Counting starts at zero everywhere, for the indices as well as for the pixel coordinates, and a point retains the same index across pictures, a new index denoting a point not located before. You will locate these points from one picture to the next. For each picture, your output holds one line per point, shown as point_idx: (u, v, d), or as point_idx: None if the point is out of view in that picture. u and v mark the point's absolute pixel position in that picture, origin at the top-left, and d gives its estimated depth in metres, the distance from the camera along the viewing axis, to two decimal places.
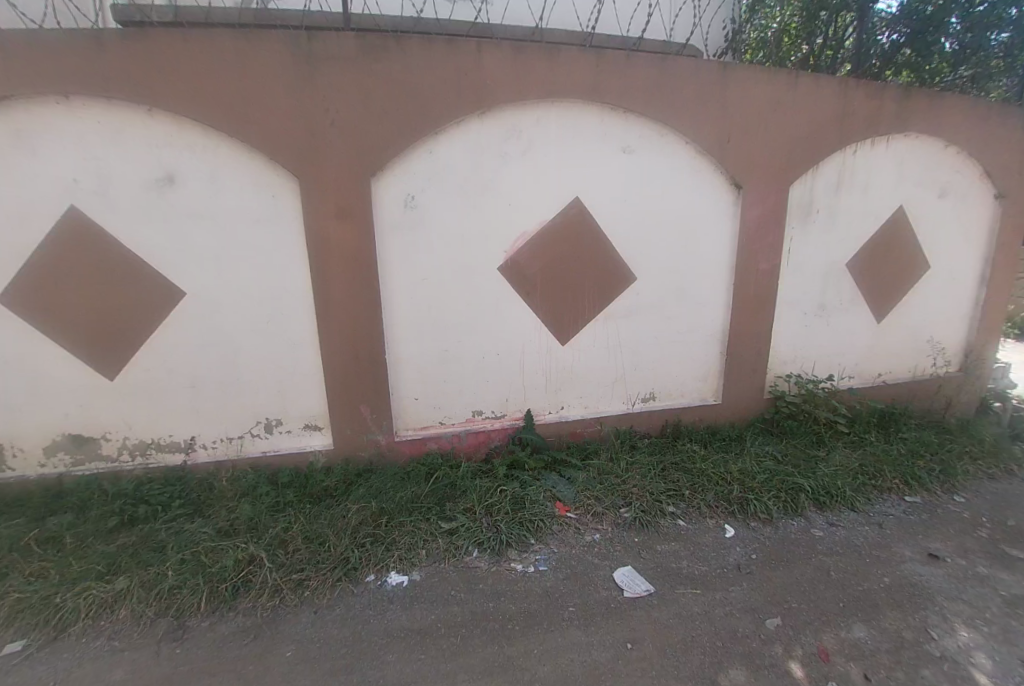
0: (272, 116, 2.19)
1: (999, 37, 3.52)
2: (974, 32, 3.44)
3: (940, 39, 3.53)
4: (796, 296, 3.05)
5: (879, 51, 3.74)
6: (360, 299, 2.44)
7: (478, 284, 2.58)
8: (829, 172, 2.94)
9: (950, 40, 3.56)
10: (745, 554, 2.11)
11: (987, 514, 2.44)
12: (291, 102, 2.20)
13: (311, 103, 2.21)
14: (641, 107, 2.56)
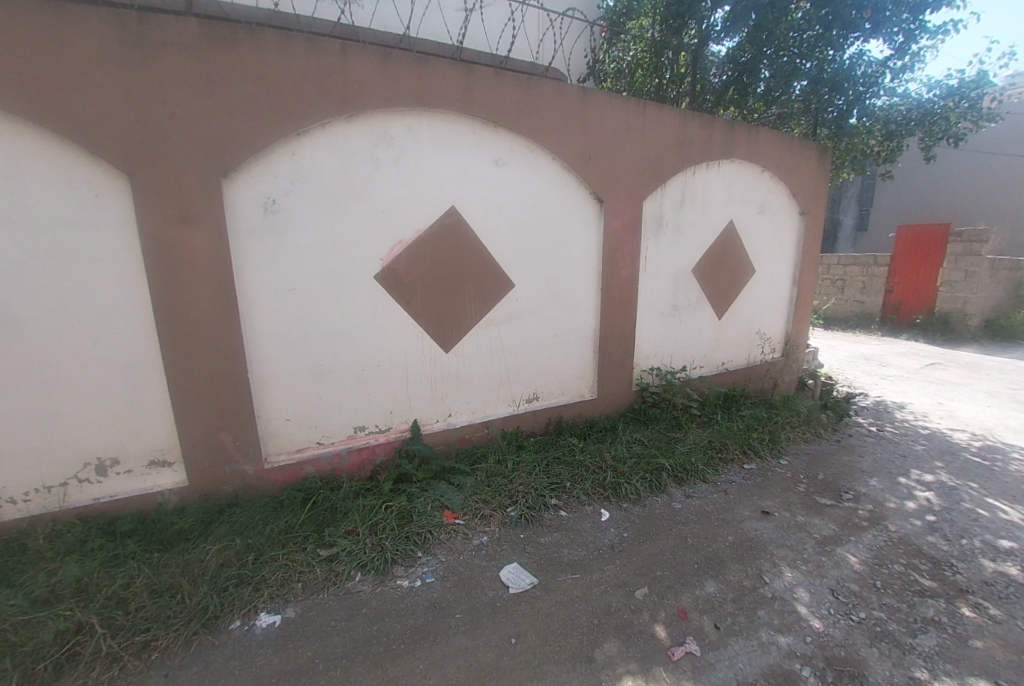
0: (92, 101, 1.88)
1: (799, 85, 4.31)
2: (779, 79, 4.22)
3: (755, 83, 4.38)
4: (653, 298, 3.43)
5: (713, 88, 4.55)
6: (214, 312, 2.19)
7: (353, 294, 2.48)
8: (674, 189, 3.37)
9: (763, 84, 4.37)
10: (618, 533, 2.29)
11: (803, 471, 2.97)
12: (117, 87, 1.91)
13: (144, 91, 1.95)
14: (510, 122, 2.70)
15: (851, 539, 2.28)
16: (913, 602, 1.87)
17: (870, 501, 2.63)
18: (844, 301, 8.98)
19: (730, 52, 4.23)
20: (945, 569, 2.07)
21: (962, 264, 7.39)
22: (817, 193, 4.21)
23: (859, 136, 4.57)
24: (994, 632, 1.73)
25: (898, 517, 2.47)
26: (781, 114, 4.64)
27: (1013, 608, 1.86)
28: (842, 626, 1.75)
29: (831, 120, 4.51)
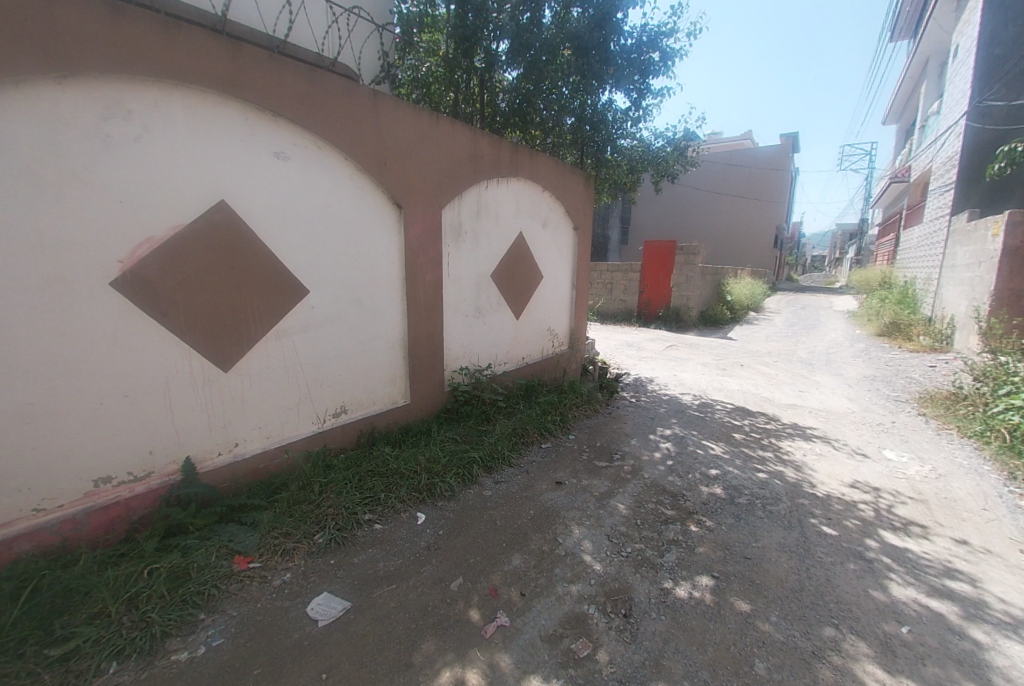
0: None
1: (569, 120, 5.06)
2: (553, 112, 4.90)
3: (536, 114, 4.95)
4: (457, 302, 3.61)
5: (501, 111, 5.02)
6: None
7: (79, 307, 1.90)
8: (470, 200, 3.60)
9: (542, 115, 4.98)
10: (434, 533, 2.35)
11: (586, 442, 3.54)
12: None
13: None
14: (291, 115, 2.47)
15: (620, 491, 2.83)
16: (661, 529, 2.43)
17: (632, 457, 3.31)
18: (613, 300, 10.97)
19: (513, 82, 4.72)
20: (679, 498, 2.75)
21: (683, 270, 9.83)
22: (585, 211, 5.05)
23: (613, 168, 5.71)
24: (708, 537, 2.38)
25: (650, 466, 3.17)
26: (557, 144, 5.35)
27: (717, 516, 2.59)
28: (616, 562, 2.16)
29: (594, 152, 5.44)
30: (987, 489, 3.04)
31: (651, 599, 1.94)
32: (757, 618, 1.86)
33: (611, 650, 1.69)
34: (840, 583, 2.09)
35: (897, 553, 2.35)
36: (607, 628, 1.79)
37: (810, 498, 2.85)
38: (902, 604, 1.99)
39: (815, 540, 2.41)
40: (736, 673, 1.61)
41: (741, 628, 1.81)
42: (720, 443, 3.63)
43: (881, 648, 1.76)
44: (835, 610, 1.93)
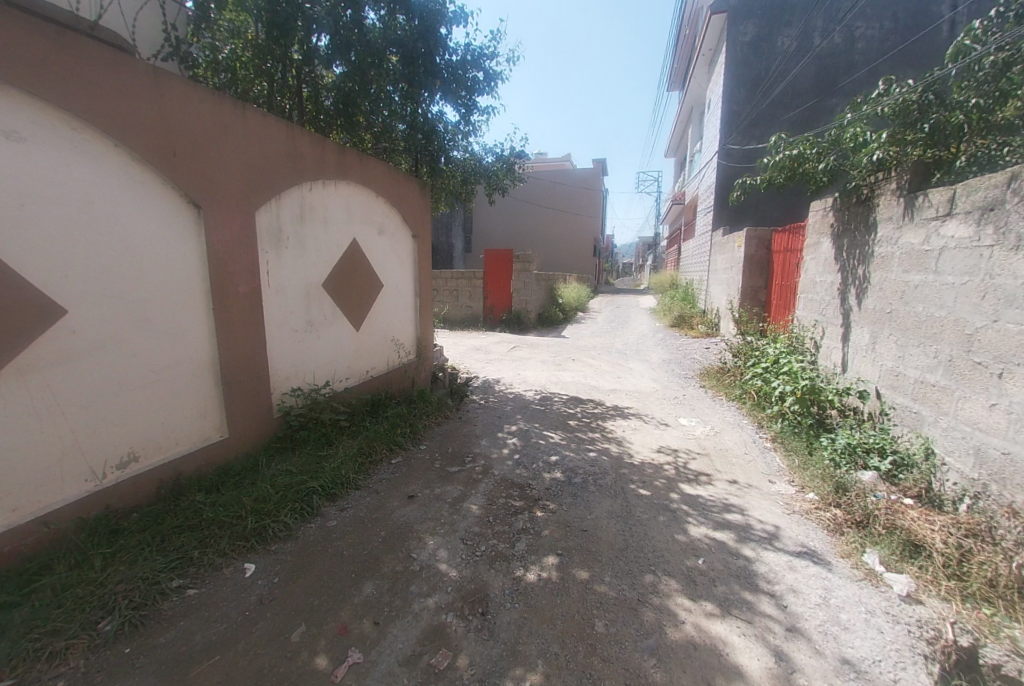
0: None
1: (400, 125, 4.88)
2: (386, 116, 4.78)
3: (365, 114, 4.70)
4: (283, 316, 3.22)
5: (325, 110, 4.66)
6: None
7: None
8: (291, 204, 3.25)
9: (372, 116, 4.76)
10: (267, 582, 2.05)
11: (437, 450, 3.52)
12: None
13: None
14: (24, 83, 1.88)
15: (473, 492, 2.88)
16: (511, 521, 2.56)
17: (482, 457, 3.41)
18: (459, 306, 11.16)
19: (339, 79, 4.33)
20: (526, 488, 2.93)
21: (521, 276, 10.56)
22: (423, 219, 5.03)
23: (448, 177, 5.82)
24: (552, 519, 2.59)
25: (499, 463, 3.31)
26: (389, 148, 5.18)
27: (559, 498, 2.83)
28: (471, 564, 2.19)
29: (427, 160, 5.42)
30: (746, 437, 3.99)
31: (505, 590, 2.02)
32: (595, 583, 2.09)
33: (471, 652, 1.71)
34: (656, 534, 2.49)
35: (692, 500, 2.91)
36: (465, 632, 1.80)
37: (631, 467, 3.34)
38: (698, 540, 2.46)
39: (636, 502, 2.82)
40: (581, 638, 1.78)
41: (583, 595, 2.01)
42: (559, 431, 3.99)
43: (686, 580, 2.14)
44: (652, 558, 2.28)
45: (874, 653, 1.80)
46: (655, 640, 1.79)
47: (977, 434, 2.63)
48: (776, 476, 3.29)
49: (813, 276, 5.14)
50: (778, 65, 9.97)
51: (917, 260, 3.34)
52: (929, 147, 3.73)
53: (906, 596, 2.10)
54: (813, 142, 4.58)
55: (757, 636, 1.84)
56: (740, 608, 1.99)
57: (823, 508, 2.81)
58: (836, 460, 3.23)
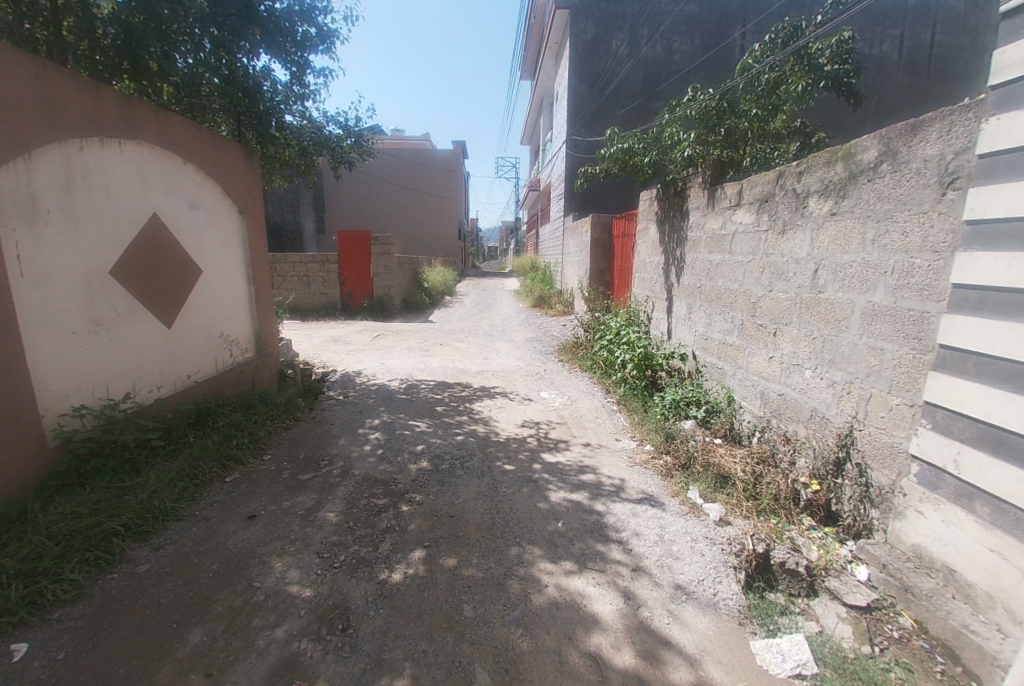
0: None
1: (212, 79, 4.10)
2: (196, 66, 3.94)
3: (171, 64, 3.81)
4: (51, 315, 2.47)
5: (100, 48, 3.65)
6: None
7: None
8: (49, 167, 2.47)
9: (182, 65, 3.90)
10: (47, 663, 1.58)
11: (286, 458, 3.13)
12: None
13: None
14: None
15: (329, 498, 2.63)
16: (374, 522, 2.40)
17: (341, 458, 3.14)
18: (311, 294, 10.10)
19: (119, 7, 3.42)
20: (391, 484, 2.78)
21: (380, 261, 10.00)
22: (252, 194, 4.33)
23: (283, 146, 5.11)
24: (418, 511, 2.50)
25: (361, 461, 3.08)
26: (200, 105, 4.30)
27: (425, 488, 2.75)
28: (328, 578, 1.99)
29: (254, 124, 4.68)
30: (597, 403, 4.41)
31: (368, 598, 1.88)
32: (463, 567, 2.08)
33: (330, 676, 1.55)
34: (520, 506, 2.59)
35: (552, 467, 3.10)
36: (323, 655, 1.63)
37: (496, 445, 3.42)
38: (557, 505, 2.62)
39: (501, 479, 2.89)
40: (450, 627, 1.75)
41: (451, 583, 1.98)
42: (425, 418, 3.89)
43: (548, 545, 2.27)
44: (517, 531, 2.36)
45: (698, 574, 2.13)
46: (521, 610, 1.85)
47: (761, 382, 3.29)
48: (621, 434, 3.71)
49: (644, 257, 5.85)
50: (612, 65, 10.96)
51: (717, 243, 4.00)
52: (725, 147, 4.45)
53: (719, 520, 2.54)
54: (640, 138, 5.05)
55: (609, 583, 2.04)
56: (594, 560, 2.17)
57: (658, 456, 3.26)
58: (666, 413, 3.77)
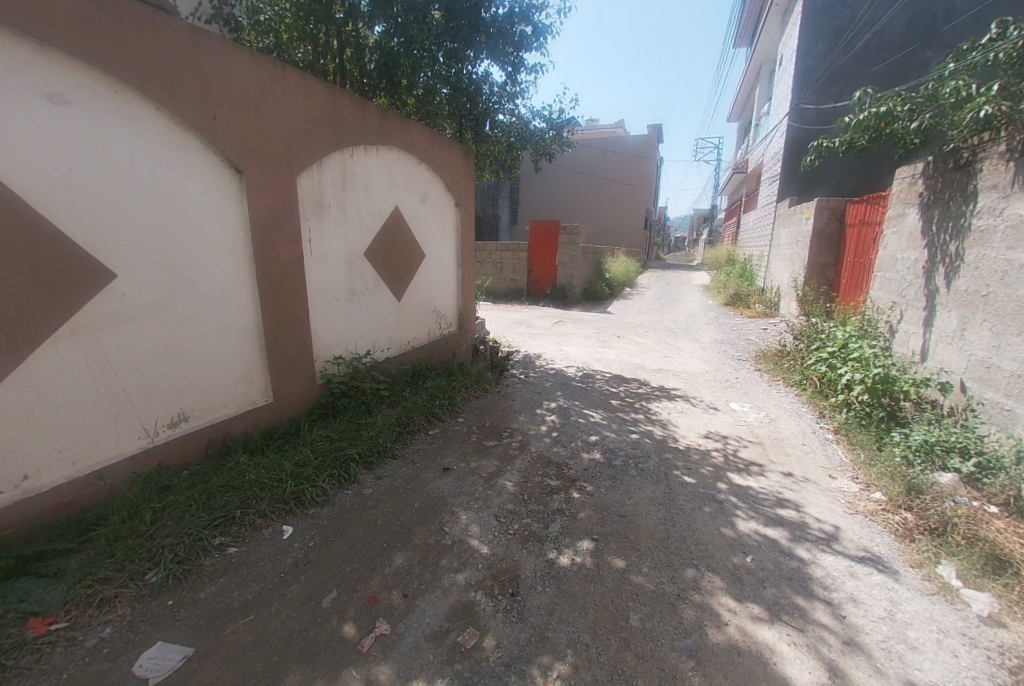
0: None
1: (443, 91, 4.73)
2: (430, 80, 4.59)
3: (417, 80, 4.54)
4: (325, 285, 3.22)
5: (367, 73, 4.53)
6: None
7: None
8: (332, 169, 3.19)
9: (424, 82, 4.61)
10: (303, 546, 2.10)
11: (475, 424, 3.49)
12: None
13: None
14: (67, 44, 1.87)
15: (508, 468, 2.83)
16: (546, 501, 2.49)
17: (520, 433, 3.35)
18: (502, 280, 11.03)
19: (383, 40, 4.20)
20: (563, 468, 2.84)
21: (566, 250, 10.24)
22: (467, 187, 4.87)
23: (493, 143, 5.61)
24: (589, 502, 2.49)
25: (537, 440, 3.24)
26: (433, 112, 5.03)
27: (597, 480, 2.73)
28: (503, 542, 2.15)
29: (472, 125, 5.24)
30: (804, 427, 3.69)
31: (537, 573, 1.96)
32: (631, 572, 1.99)
33: (498, 634, 1.67)
34: (699, 526, 2.34)
35: (741, 492, 2.71)
36: (494, 612, 1.77)
37: (675, 451, 3.17)
38: (746, 536, 2.29)
39: (679, 490, 2.67)
40: (614, 630, 1.70)
41: (618, 584, 1.92)
42: (600, 410, 3.85)
43: (731, 579, 1.99)
44: (695, 553, 2.14)
45: (947, 680, 1.59)
46: (694, 640, 1.67)
47: None
48: (837, 471, 3.00)
49: (892, 253, 4.59)
50: (864, 14, 8.74)
51: None
52: None
53: (987, 617, 1.85)
54: (906, 97, 3.97)
55: (809, 647, 1.68)
56: (791, 614, 1.82)
57: (892, 510, 2.54)
58: (908, 458, 2.89)
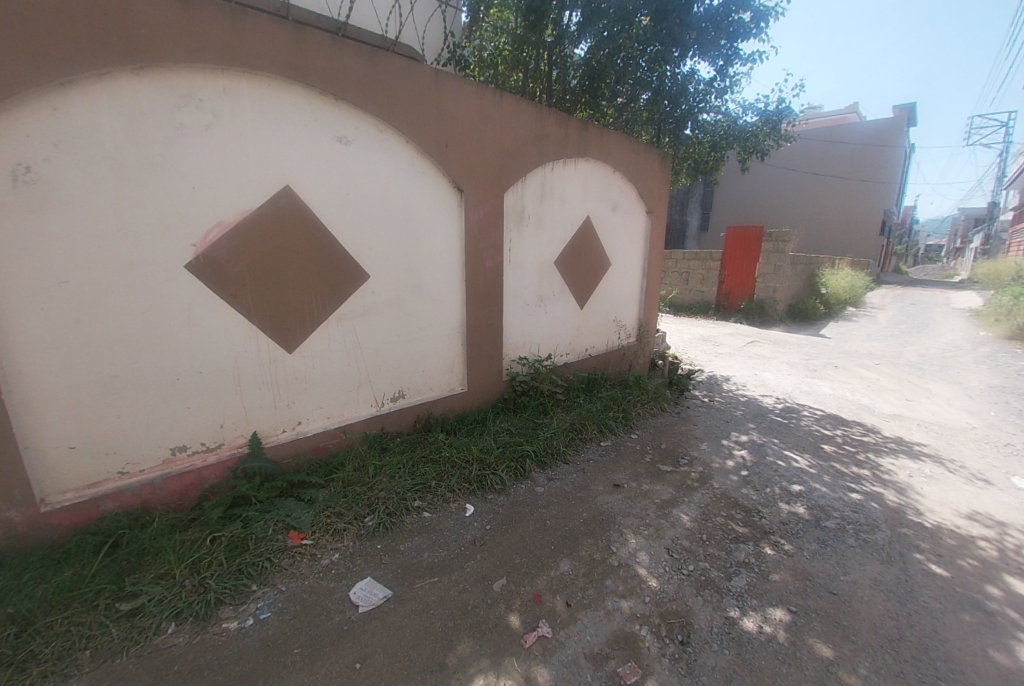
0: None
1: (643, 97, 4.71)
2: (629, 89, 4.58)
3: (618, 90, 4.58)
4: (519, 290, 3.47)
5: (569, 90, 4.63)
6: None
7: (141, 286, 1.96)
8: (534, 183, 3.41)
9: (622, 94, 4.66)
10: (481, 527, 2.30)
11: (650, 444, 3.30)
12: None
13: None
14: (354, 99, 2.41)
15: (685, 499, 2.59)
16: (729, 549, 2.18)
17: (701, 464, 3.03)
18: (689, 291, 10.26)
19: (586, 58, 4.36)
20: (753, 514, 2.46)
21: (770, 259, 8.90)
22: (661, 194, 4.65)
23: (693, 146, 5.23)
24: (785, 564, 2.09)
25: (721, 474, 2.88)
26: (630, 121, 4.99)
27: (797, 539, 2.28)
28: (674, 581, 1.97)
29: (671, 128, 4.99)
30: None
31: (713, 628, 1.73)
32: (842, 668, 1.59)
33: (661, 681, 1.53)
34: (954, 638, 1.73)
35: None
36: (659, 655, 1.62)
37: (917, 528, 2.43)
38: None
39: (922, 581, 2.03)
40: None
41: (820, 677, 1.55)
42: (806, 454, 3.21)
43: None
44: (945, 672, 1.59)
45: None
46: None
47: None
48: None
49: None
50: None
51: None
52: None
53: None
54: None
55: None
56: None
57: None
58: None
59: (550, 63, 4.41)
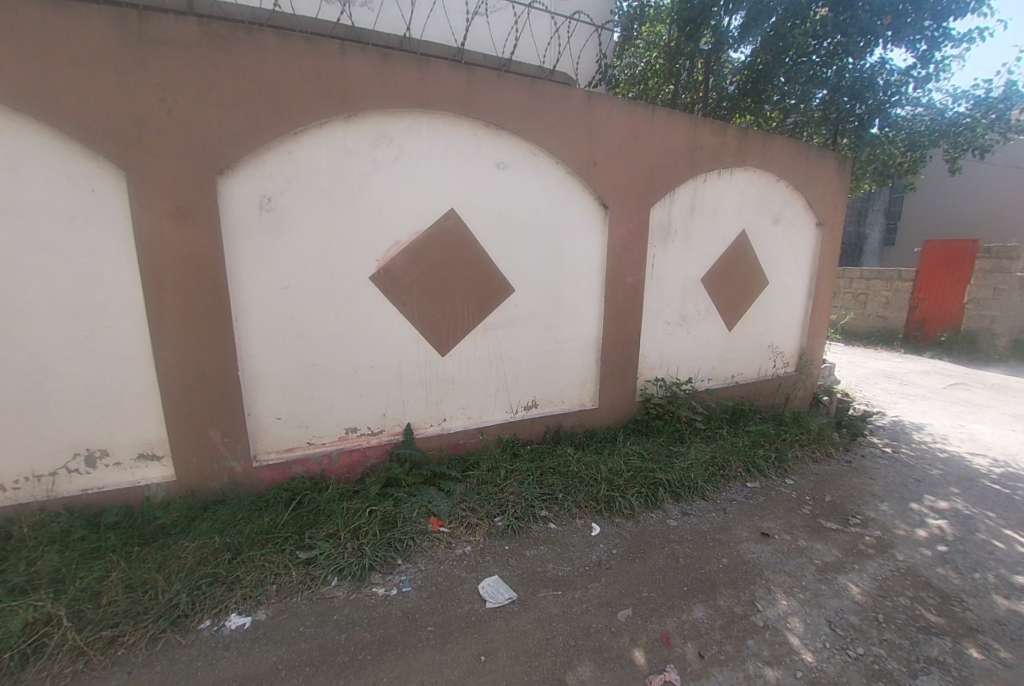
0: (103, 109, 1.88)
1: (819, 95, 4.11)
2: (800, 87, 4.02)
3: (784, 90, 4.13)
4: (659, 308, 3.32)
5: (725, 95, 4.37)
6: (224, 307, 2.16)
7: (337, 293, 2.37)
8: (683, 197, 3.24)
9: (790, 94, 4.14)
10: (607, 550, 2.23)
11: (810, 493, 2.85)
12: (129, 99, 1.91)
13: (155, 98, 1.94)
14: (513, 126, 2.60)
15: (854, 567, 2.16)
16: (917, 639, 1.75)
17: (879, 527, 2.50)
18: (867, 316, 8.65)
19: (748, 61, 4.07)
20: (956, 604, 1.94)
21: (989, 280, 7.03)
22: (837, 204, 4.03)
23: (882, 147, 4.37)
24: (1008, 679, 1.60)
25: (908, 545, 2.34)
26: (799, 124, 4.37)
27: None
28: (837, 661, 1.65)
29: (853, 128, 4.30)
30: None
31: None
32: None
33: None
34: None
35: None
36: None
37: None
38: None
39: None
40: None
41: None
42: None
43: None
44: None
45: None
46: None
47: None
48: None
49: None
50: None
51: None
52: None
53: None
54: None
55: None
56: None
57: None
58: None
59: (706, 71, 4.20)
